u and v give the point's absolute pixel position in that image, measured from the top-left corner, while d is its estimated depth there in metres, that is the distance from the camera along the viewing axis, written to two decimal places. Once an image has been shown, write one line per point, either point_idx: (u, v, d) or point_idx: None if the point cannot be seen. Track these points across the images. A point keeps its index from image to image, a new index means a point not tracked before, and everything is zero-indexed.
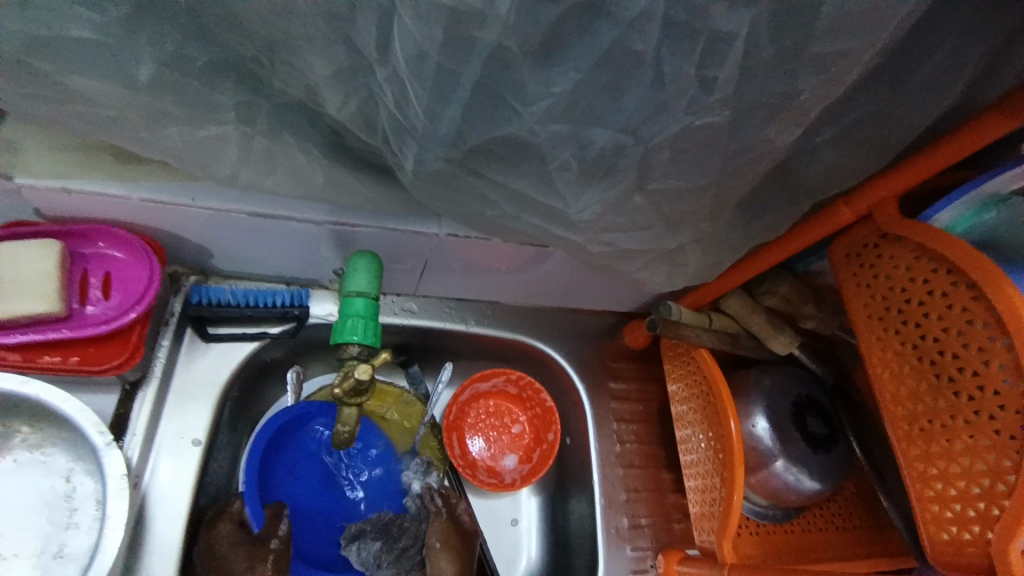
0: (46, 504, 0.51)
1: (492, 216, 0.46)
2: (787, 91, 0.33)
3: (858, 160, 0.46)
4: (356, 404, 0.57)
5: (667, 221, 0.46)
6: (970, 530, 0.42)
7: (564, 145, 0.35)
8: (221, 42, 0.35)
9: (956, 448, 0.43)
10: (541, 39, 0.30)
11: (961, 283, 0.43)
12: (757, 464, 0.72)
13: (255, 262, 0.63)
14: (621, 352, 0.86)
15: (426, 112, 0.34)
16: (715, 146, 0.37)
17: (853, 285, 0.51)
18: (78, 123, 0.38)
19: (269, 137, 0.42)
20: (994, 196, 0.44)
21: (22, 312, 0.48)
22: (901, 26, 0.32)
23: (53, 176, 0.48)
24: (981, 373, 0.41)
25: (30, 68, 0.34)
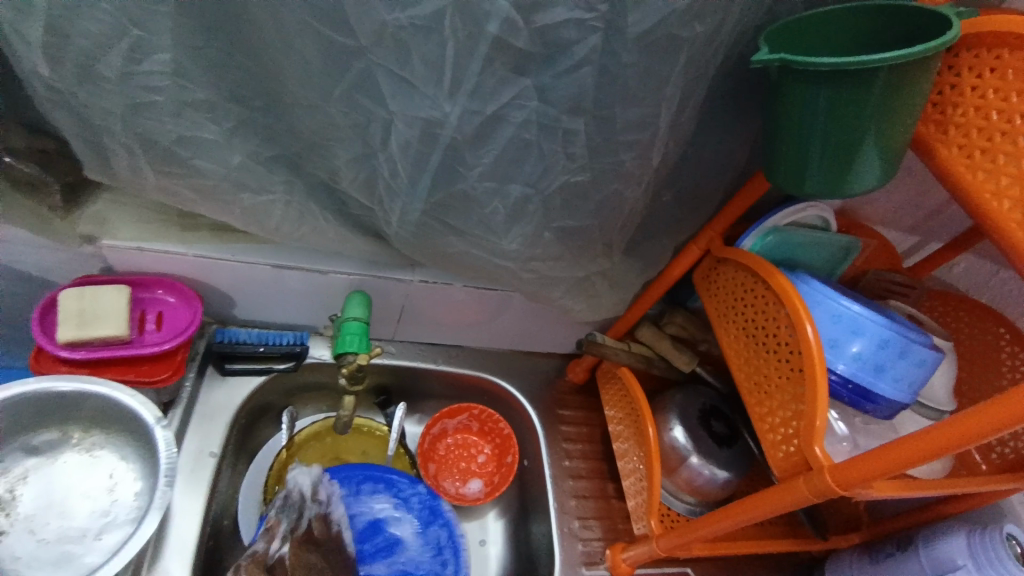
0: (92, 497, 0.64)
1: (453, 254, 0.66)
2: (622, 163, 0.56)
3: (682, 209, 0.72)
4: (355, 390, 0.76)
5: (572, 254, 0.67)
6: (791, 444, 0.59)
7: (494, 195, 0.57)
8: (282, 143, 0.57)
9: (774, 389, 0.62)
10: (473, 134, 0.52)
11: (759, 279, 0.65)
12: (678, 462, 0.85)
13: (266, 310, 0.80)
14: (568, 386, 1.01)
15: (409, 179, 0.56)
16: (588, 197, 0.59)
17: (706, 295, 0.73)
18: (184, 189, 0.58)
19: (302, 202, 0.63)
20: (769, 228, 0.70)
21: (98, 336, 0.64)
22: (676, 126, 0.57)
23: (133, 238, 0.67)
24: (777, 333, 0.62)
25: (170, 154, 0.55)
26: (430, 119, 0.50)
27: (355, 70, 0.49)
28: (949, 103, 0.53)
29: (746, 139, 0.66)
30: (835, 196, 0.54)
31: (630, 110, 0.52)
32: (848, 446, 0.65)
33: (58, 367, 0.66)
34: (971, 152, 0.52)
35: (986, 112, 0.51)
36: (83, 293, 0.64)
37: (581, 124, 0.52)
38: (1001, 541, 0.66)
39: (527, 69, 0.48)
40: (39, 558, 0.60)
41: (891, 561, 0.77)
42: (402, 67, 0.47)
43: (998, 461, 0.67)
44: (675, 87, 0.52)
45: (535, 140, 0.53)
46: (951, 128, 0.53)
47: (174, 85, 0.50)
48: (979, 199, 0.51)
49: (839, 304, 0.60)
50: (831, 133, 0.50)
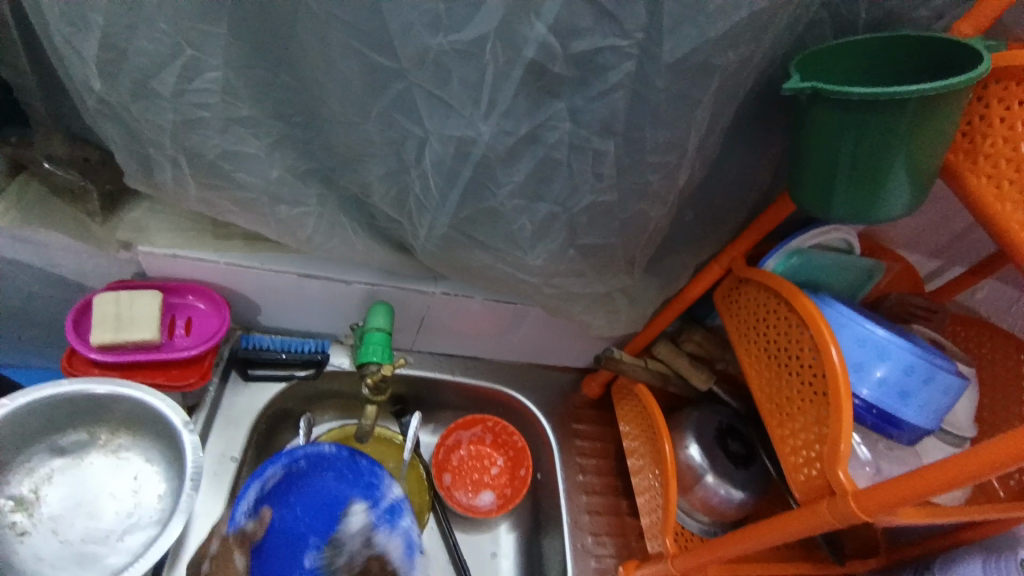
0: (117, 498, 0.65)
1: (477, 267, 0.67)
2: (649, 183, 0.57)
3: (704, 229, 0.73)
4: (378, 400, 0.77)
5: (595, 271, 0.67)
6: (813, 467, 0.59)
7: (521, 212, 0.58)
8: (317, 158, 0.59)
9: (797, 410, 0.62)
10: (505, 153, 0.53)
11: (782, 300, 0.65)
12: (693, 481, 0.85)
13: (289, 318, 0.81)
14: (583, 401, 1.01)
15: (439, 195, 0.57)
16: (613, 215, 0.60)
17: (727, 315, 0.74)
18: (221, 199, 0.60)
19: (332, 215, 0.64)
20: (792, 249, 0.70)
21: (131, 339, 0.66)
22: (703, 149, 0.57)
23: (168, 244, 0.69)
24: (800, 355, 0.62)
25: (211, 166, 0.56)
26: (465, 138, 0.51)
27: (395, 89, 0.50)
28: (978, 133, 0.53)
29: (770, 161, 0.67)
30: (863, 221, 0.55)
31: (659, 133, 0.53)
32: (870, 471, 0.64)
33: (92, 368, 0.67)
34: (999, 182, 0.52)
35: (1013, 143, 0.51)
36: (118, 297, 0.66)
37: (611, 146, 0.53)
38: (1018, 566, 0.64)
39: (561, 92, 0.49)
40: (62, 559, 0.61)
41: None
42: (440, 88, 0.49)
43: (1015, 487, 0.67)
44: (704, 112, 0.53)
45: (565, 159, 0.54)
46: (979, 157, 0.54)
47: (220, 101, 0.51)
48: (1006, 227, 0.51)
49: (863, 327, 0.61)
50: (860, 159, 0.51)
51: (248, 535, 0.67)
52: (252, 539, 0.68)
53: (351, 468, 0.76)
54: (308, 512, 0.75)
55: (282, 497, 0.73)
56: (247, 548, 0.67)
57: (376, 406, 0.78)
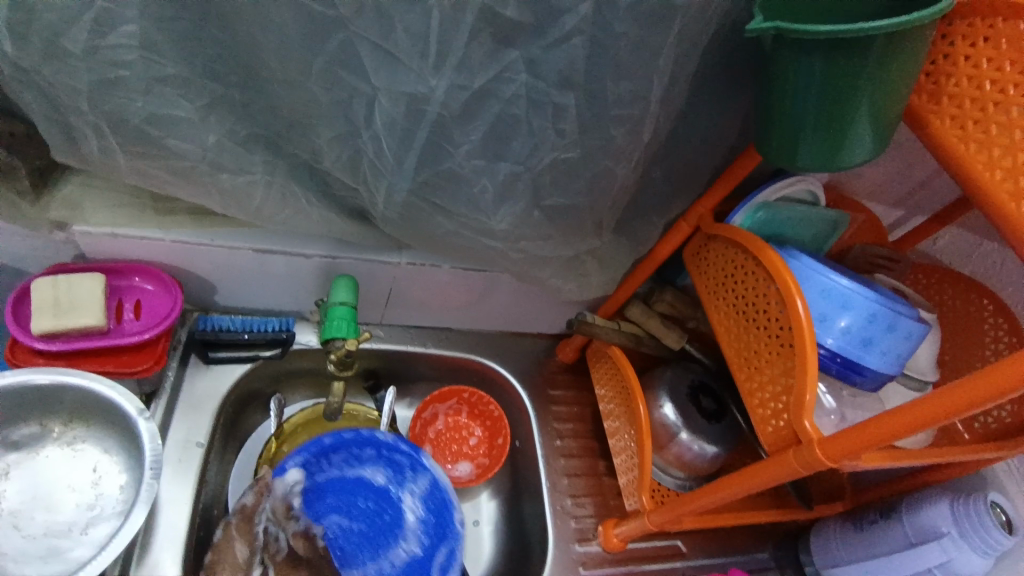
0: (76, 491, 0.63)
1: (441, 234, 0.64)
2: (613, 139, 0.55)
3: (672, 185, 0.72)
4: (344, 373, 0.75)
5: (562, 234, 0.65)
6: (781, 418, 0.60)
7: (481, 173, 0.55)
8: (259, 122, 0.55)
9: (764, 363, 0.62)
10: (460, 111, 0.50)
11: (749, 255, 0.65)
12: (668, 438, 0.86)
13: (249, 295, 0.78)
14: (558, 366, 1.00)
15: (394, 159, 0.54)
16: (578, 174, 0.58)
17: (697, 272, 0.73)
18: (159, 171, 0.56)
19: (282, 185, 0.60)
20: (759, 203, 0.70)
21: (74, 326, 0.62)
22: (667, 100, 0.55)
23: (105, 223, 0.64)
24: (768, 310, 0.62)
25: (142, 134, 0.52)
26: (416, 94, 0.48)
27: (336, 42, 0.46)
28: (943, 73, 0.53)
29: (737, 113, 0.65)
30: (828, 170, 0.54)
31: (621, 84, 0.51)
32: (835, 418, 0.66)
33: (34, 359, 0.63)
34: (963, 123, 0.52)
35: (979, 82, 0.51)
36: (57, 282, 0.62)
37: (572, 99, 0.50)
38: (985, 509, 0.70)
39: (516, 40, 0.46)
40: (26, 554, 0.58)
41: (874, 527, 0.79)
42: (385, 39, 0.45)
43: (980, 429, 0.70)
44: (666, 60, 0.50)
45: (524, 115, 0.51)
46: (944, 98, 0.53)
47: (143, 59, 0.47)
48: (970, 168, 0.51)
49: (829, 278, 0.61)
50: (824, 106, 0.49)
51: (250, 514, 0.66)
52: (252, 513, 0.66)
53: (394, 462, 0.77)
54: (359, 504, 0.77)
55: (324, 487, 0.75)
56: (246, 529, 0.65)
57: (344, 378, 0.76)
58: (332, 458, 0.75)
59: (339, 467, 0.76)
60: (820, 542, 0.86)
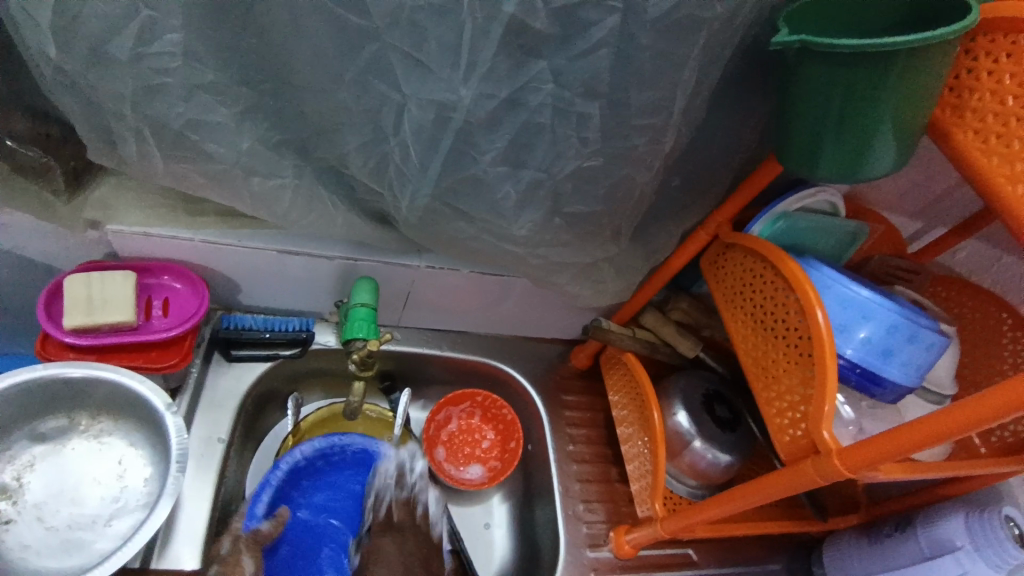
0: (101, 483, 0.64)
1: (462, 239, 0.66)
2: (634, 148, 0.56)
3: (690, 194, 0.72)
4: (366, 372, 0.77)
5: (581, 241, 0.66)
6: (798, 427, 0.60)
7: (504, 180, 0.57)
8: (289, 127, 0.56)
9: (782, 372, 0.63)
10: (486, 119, 0.51)
11: (768, 264, 0.65)
12: (681, 446, 0.86)
13: (271, 295, 0.79)
14: (571, 371, 1.01)
15: (419, 166, 0.55)
16: (598, 182, 0.59)
17: (714, 281, 0.74)
18: (192, 173, 0.58)
19: (310, 188, 0.62)
20: (776, 213, 0.70)
21: (105, 322, 0.64)
22: (689, 110, 0.56)
23: (136, 223, 0.66)
24: (786, 319, 0.62)
25: (178, 138, 0.54)
26: (444, 102, 0.49)
27: (369, 51, 0.48)
28: (965, 87, 0.53)
29: (757, 124, 0.65)
30: (848, 181, 0.54)
31: (645, 94, 0.52)
32: (853, 430, 0.66)
33: (66, 353, 0.65)
34: (986, 137, 0.52)
35: (1002, 97, 0.51)
36: (89, 279, 0.64)
37: (595, 108, 0.51)
38: (999, 523, 0.69)
39: (542, 51, 0.47)
40: (49, 547, 0.60)
41: (889, 540, 0.79)
42: (416, 49, 0.47)
43: (997, 444, 0.69)
44: (690, 72, 0.51)
45: (548, 124, 0.52)
46: (967, 112, 0.53)
47: (183, 66, 0.49)
48: (993, 181, 0.51)
49: (848, 289, 0.61)
50: (847, 118, 0.50)
51: (261, 537, 0.66)
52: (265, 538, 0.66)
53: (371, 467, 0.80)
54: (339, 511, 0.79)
55: (308, 483, 0.77)
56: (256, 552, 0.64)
57: (366, 377, 0.78)
58: (328, 458, 0.78)
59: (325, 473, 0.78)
60: (835, 553, 0.86)
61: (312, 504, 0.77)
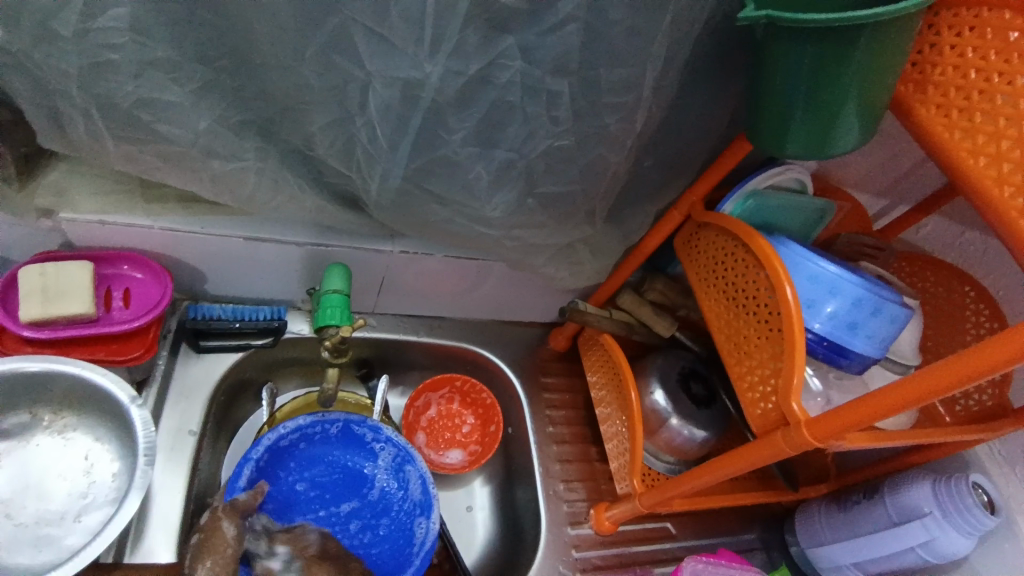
0: (68, 479, 0.62)
1: (434, 221, 0.64)
2: (606, 126, 0.55)
3: (663, 174, 0.72)
4: (340, 360, 0.76)
5: (555, 222, 0.66)
6: (769, 401, 0.61)
7: (476, 160, 0.56)
8: (250, 108, 0.54)
9: (753, 348, 0.64)
10: (455, 98, 0.50)
11: (740, 243, 0.66)
12: (658, 424, 0.87)
13: (240, 284, 0.77)
14: (550, 354, 1.01)
15: (388, 146, 0.54)
16: (571, 161, 0.58)
17: (688, 260, 0.74)
18: (149, 156, 0.55)
19: (275, 172, 0.60)
20: (748, 192, 0.71)
21: (62, 313, 0.62)
22: (660, 88, 0.56)
23: (92, 210, 0.63)
24: (757, 296, 0.63)
25: (132, 119, 0.51)
26: (411, 80, 0.48)
27: (331, 25, 0.46)
28: (928, 62, 0.54)
29: (728, 102, 0.66)
30: (818, 158, 0.55)
31: (615, 71, 0.51)
32: (821, 402, 0.68)
33: (23, 347, 0.63)
34: (949, 112, 0.53)
35: (965, 71, 0.52)
36: (44, 269, 0.61)
37: (566, 86, 0.51)
38: (966, 489, 0.72)
39: (511, 26, 0.46)
40: (16, 543, 0.58)
41: (858, 508, 0.82)
42: (380, 24, 0.45)
43: (962, 412, 0.72)
44: (660, 48, 0.51)
45: (519, 102, 0.51)
46: (929, 87, 0.54)
47: (133, 42, 0.46)
48: (954, 155, 0.52)
49: (817, 265, 0.62)
50: (813, 94, 0.50)
51: (241, 506, 0.62)
52: (245, 509, 0.62)
53: (357, 439, 0.76)
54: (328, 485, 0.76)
55: (290, 460, 0.74)
56: (237, 517, 0.61)
57: (340, 365, 0.77)
58: (307, 433, 0.74)
59: (317, 446, 0.76)
60: (805, 520, 0.89)
61: (297, 480, 0.74)
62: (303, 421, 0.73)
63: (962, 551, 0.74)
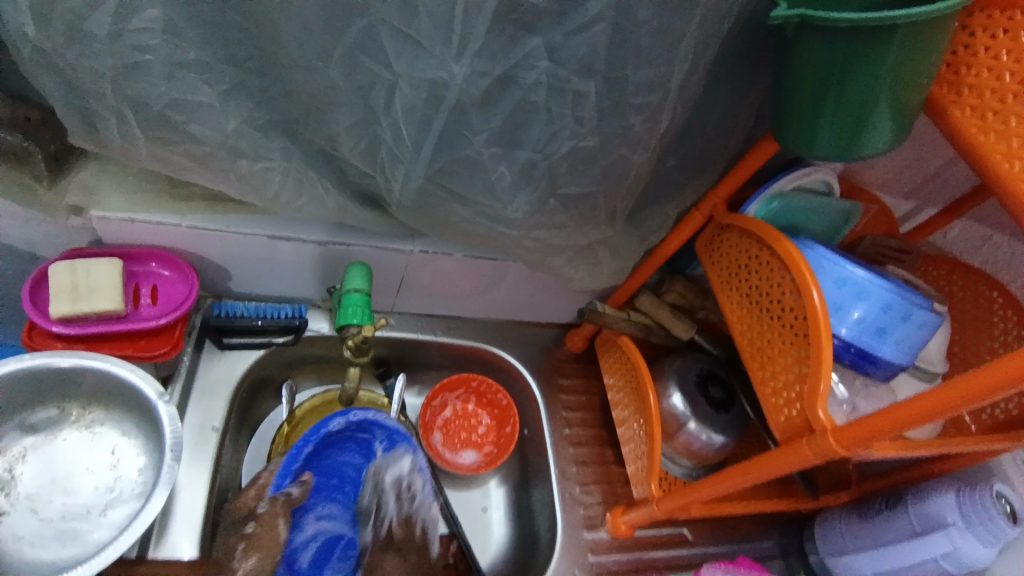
0: (95, 473, 0.64)
1: (455, 221, 0.65)
2: (630, 128, 0.55)
3: (686, 175, 0.72)
4: (360, 358, 0.76)
5: (577, 223, 0.65)
6: (793, 407, 0.60)
7: (499, 161, 0.56)
8: (276, 108, 0.54)
9: (777, 353, 0.63)
10: (480, 99, 0.50)
11: (764, 245, 0.65)
12: (676, 428, 0.86)
13: (262, 282, 0.78)
14: (567, 355, 1.01)
15: (412, 147, 0.54)
16: (594, 162, 0.58)
17: (709, 263, 0.74)
18: (179, 155, 0.56)
19: (300, 172, 0.60)
20: (772, 194, 0.70)
21: (92, 311, 0.63)
22: (685, 88, 0.55)
23: (122, 208, 0.64)
24: (782, 299, 0.62)
25: (162, 119, 0.52)
26: (436, 80, 0.48)
27: (357, 27, 0.46)
28: (962, 64, 0.53)
29: (754, 102, 0.65)
30: (847, 159, 0.54)
31: (641, 72, 0.51)
32: (847, 409, 0.66)
33: (53, 342, 0.64)
34: (983, 114, 0.52)
35: (999, 73, 0.51)
36: (73, 267, 0.63)
37: (591, 87, 0.50)
38: (992, 499, 0.71)
39: (537, 27, 0.46)
40: (42, 537, 0.59)
41: (879, 516, 0.81)
42: (408, 25, 0.45)
43: (987, 421, 0.70)
44: (686, 48, 0.50)
45: (544, 102, 0.51)
46: (963, 88, 0.53)
47: (164, 44, 0.47)
48: (989, 159, 0.51)
49: (843, 268, 0.61)
50: (845, 94, 0.49)
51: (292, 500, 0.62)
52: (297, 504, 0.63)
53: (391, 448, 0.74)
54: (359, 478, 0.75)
55: (348, 445, 0.74)
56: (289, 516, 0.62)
57: (361, 363, 0.78)
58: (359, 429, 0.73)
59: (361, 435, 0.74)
60: (825, 530, 0.88)
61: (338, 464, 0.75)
62: (370, 417, 0.71)
63: (985, 562, 0.73)
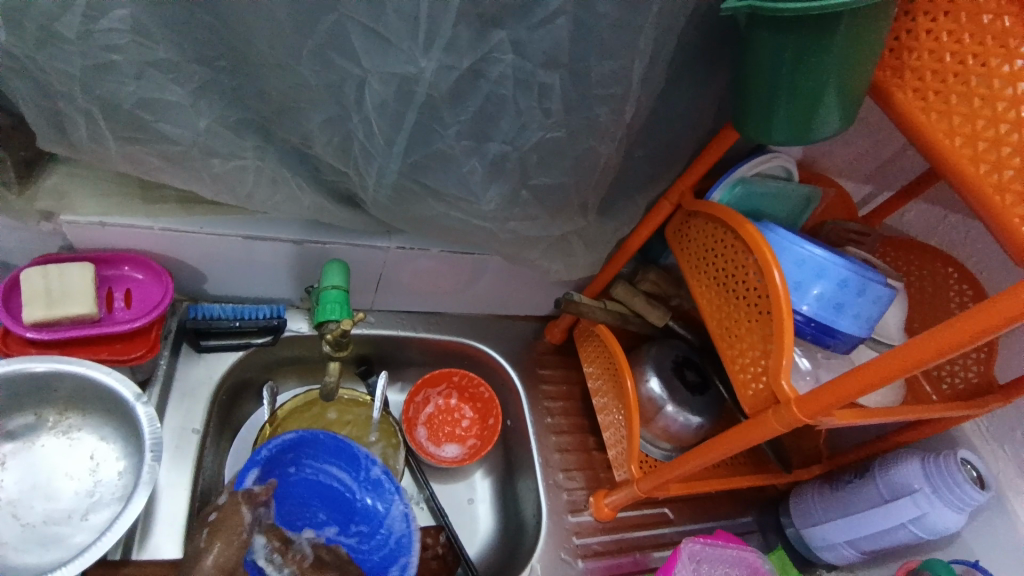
0: (74, 478, 0.63)
1: (431, 216, 0.66)
2: (596, 118, 0.57)
3: (655, 166, 0.74)
4: (341, 354, 0.74)
5: (549, 214, 0.67)
6: (760, 381, 0.63)
7: (471, 154, 0.57)
8: (247, 106, 0.55)
9: (744, 331, 0.66)
10: (449, 93, 0.51)
11: (728, 229, 0.68)
12: (654, 411, 0.89)
13: (239, 283, 0.78)
14: (546, 347, 1.03)
15: (385, 142, 0.55)
16: (563, 153, 0.60)
17: (679, 249, 0.76)
18: (151, 155, 0.56)
19: (274, 170, 0.61)
20: (734, 179, 0.73)
21: (66, 315, 0.62)
22: (648, 80, 0.57)
23: (93, 211, 0.64)
24: (746, 279, 0.65)
25: (133, 119, 0.52)
26: (407, 75, 0.50)
27: (327, 23, 0.47)
28: (905, 48, 0.56)
29: (714, 92, 0.67)
30: (801, 143, 0.57)
31: (605, 64, 0.53)
32: (811, 381, 0.69)
33: (28, 348, 0.63)
34: (925, 95, 0.55)
35: (940, 55, 0.54)
36: (46, 271, 0.62)
37: (557, 79, 0.52)
38: (956, 465, 0.75)
39: (503, 21, 0.48)
40: (25, 541, 0.59)
41: (851, 487, 0.84)
42: (375, 20, 0.47)
43: (948, 391, 0.74)
44: (646, 40, 0.52)
45: (512, 95, 0.53)
46: (906, 72, 0.56)
47: (134, 44, 0.47)
48: (931, 136, 0.54)
49: (803, 248, 0.64)
50: (796, 82, 0.52)
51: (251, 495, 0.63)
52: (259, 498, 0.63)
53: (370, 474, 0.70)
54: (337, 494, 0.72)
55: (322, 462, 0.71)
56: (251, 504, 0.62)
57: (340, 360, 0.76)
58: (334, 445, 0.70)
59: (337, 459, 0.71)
60: (800, 504, 0.91)
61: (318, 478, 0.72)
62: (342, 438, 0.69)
63: (952, 527, 0.77)
